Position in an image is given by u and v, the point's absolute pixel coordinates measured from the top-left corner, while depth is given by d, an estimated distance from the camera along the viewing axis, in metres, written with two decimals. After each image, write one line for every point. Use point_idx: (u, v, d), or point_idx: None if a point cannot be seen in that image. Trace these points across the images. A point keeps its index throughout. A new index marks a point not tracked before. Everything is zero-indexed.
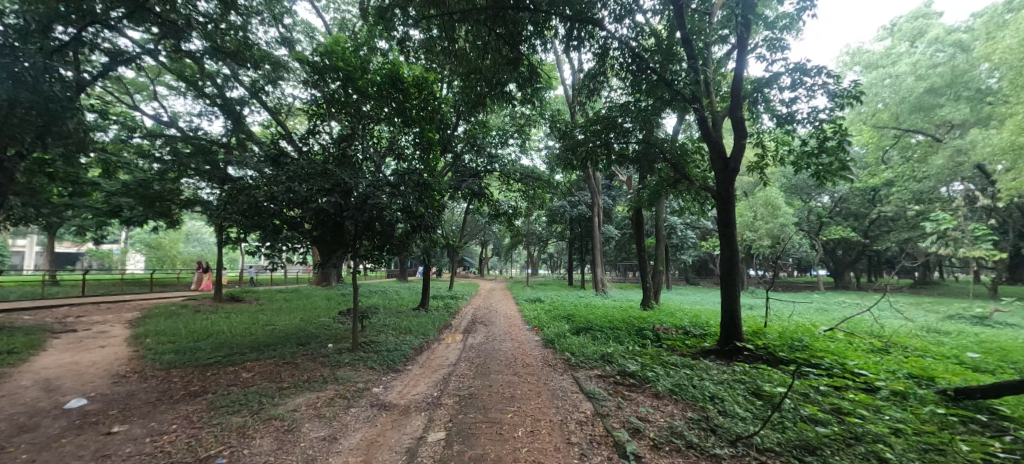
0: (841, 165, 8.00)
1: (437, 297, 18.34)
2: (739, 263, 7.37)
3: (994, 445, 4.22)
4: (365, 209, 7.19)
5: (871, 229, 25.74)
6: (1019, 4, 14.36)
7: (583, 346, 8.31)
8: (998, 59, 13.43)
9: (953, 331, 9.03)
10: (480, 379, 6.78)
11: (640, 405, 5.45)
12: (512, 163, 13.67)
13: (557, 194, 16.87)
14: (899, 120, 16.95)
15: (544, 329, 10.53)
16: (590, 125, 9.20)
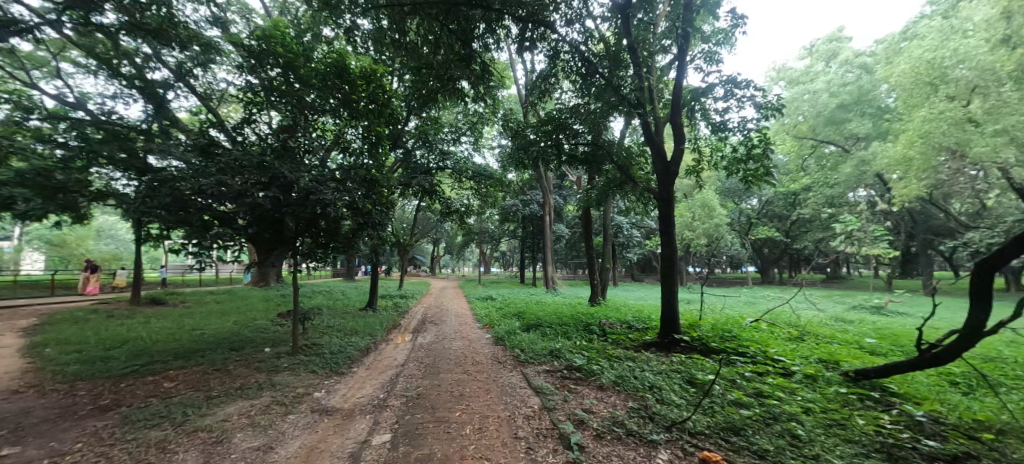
0: (766, 171, 8.73)
1: (386, 296, 18.08)
2: (677, 261, 7.88)
3: (884, 418, 4.85)
4: (307, 206, 6.99)
5: (792, 230, 28.17)
6: (913, 34, 16.40)
7: (532, 343, 8.59)
8: (895, 82, 15.22)
9: (855, 319, 10.17)
10: (429, 378, 6.84)
11: (585, 398, 5.75)
12: (464, 161, 13.75)
13: (509, 192, 17.13)
14: (816, 132, 19.54)
15: (495, 326, 10.74)
16: (541, 126, 9.45)
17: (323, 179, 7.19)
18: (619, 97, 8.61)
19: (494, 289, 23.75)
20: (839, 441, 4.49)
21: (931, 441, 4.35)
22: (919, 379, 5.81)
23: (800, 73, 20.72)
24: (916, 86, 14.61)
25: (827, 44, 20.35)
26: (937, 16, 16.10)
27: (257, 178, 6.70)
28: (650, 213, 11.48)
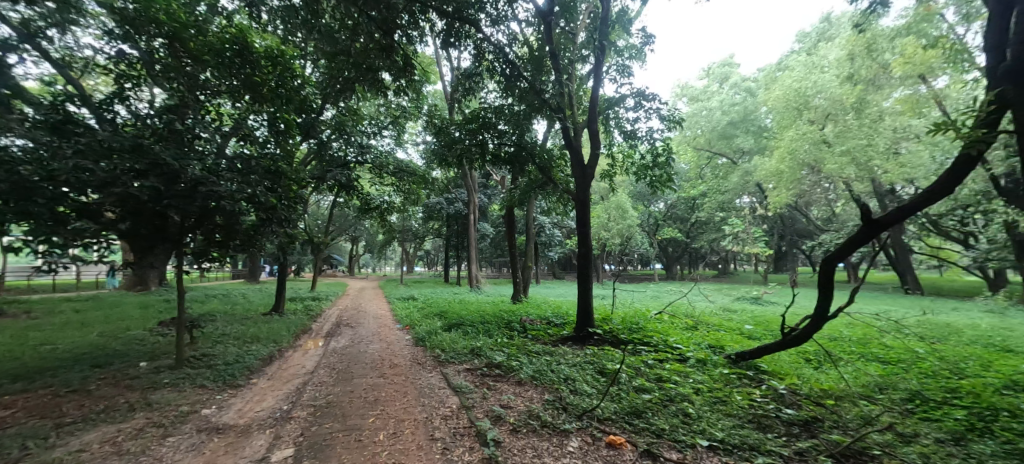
0: (668, 177, 9.67)
1: (296, 299, 17.06)
2: (591, 260, 8.46)
3: (755, 393, 5.70)
4: (195, 198, 6.16)
5: (692, 230, 31.15)
6: (786, 65, 19.00)
7: (453, 342, 8.75)
8: (771, 105, 17.64)
9: (739, 309, 11.66)
10: (343, 385, 6.74)
11: (504, 394, 6.04)
12: (384, 156, 13.46)
13: (432, 190, 17.08)
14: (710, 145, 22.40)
15: (416, 327, 10.72)
16: (466, 124, 9.61)
17: (219, 170, 6.58)
18: (540, 99, 9.01)
19: (414, 289, 23.38)
20: (722, 415, 5.19)
21: (790, 410, 5.20)
22: (784, 357, 6.89)
23: (699, 91, 23.12)
24: (787, 110, 16.99)
25: (721, 67, 22.81)
26: (805, 52, 18.84)
27: (132, 164, 5.74)
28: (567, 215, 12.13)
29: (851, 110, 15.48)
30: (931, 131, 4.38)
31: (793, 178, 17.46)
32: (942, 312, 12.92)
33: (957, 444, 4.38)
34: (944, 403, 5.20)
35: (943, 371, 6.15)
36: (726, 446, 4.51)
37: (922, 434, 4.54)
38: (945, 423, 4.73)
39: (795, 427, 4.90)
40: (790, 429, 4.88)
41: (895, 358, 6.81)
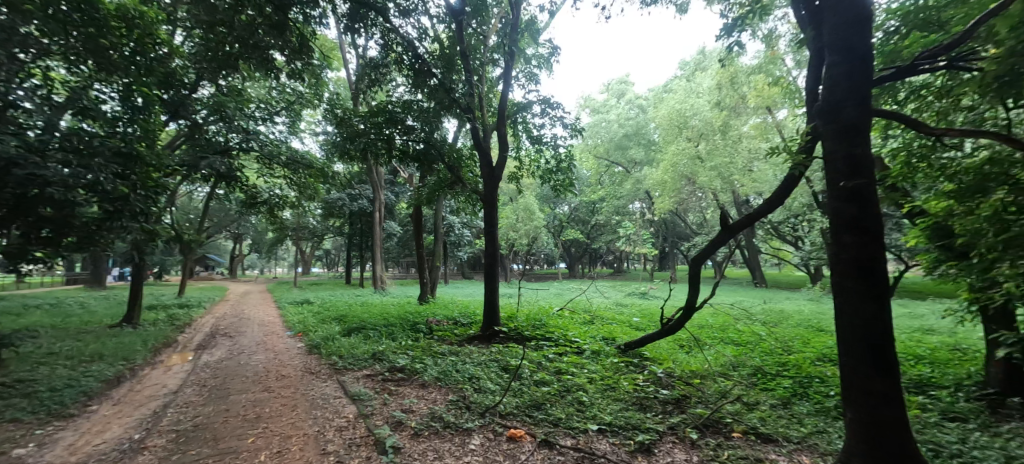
0: (570, 181, 10.37)
1: (162, 307, 14.92)
2: (498, 261, 8.78)
3: (638, 378, 6.43)
4: (8, 181, 4.89)
5: (592, 232, 33.40)
6: (671, 87, 21.41)
7: (353, 347, 8.53)
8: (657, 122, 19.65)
9: (630, 303, 12.93)
10: (215, 404, 6.14)
11: (406, 398, 6.05)
12: (274, 144, 12.47)
13: (332, 186, 16.28)
14: (609, 154, 24.46)
15: (310, 334, 10.15)
16: (371, 116, 9.42)
17: (48, 150, 5.40)
18: (449, 99, 9.07)
19: (310, 292, 21.89)
20: (610, 399, 5.82)
21: (665, 390, 5.98)
22: (663, 345, 7.87)
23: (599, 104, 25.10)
24: (669, 128, 19.08)
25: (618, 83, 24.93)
26: (685, 78, 21.34)
27: None
28: (474, 215, 12.37)
29: (719, 131, 17.93)
30: (772, 153, 5.30)
31: (674, 188, 19.65)
32: (786, 302, 15.51)
33: (784, 406, 5.45)
34: (778, 374, 6.39)
35: (778, 349, 7.52)
36: (613, 429, 5.05)
37: (761, 402, 5.56)
38: (778, 390, 5.83)
39: (669, 406, 5.65)
40: (665, 407, 5.61)
41: (745, 340, 8.14)
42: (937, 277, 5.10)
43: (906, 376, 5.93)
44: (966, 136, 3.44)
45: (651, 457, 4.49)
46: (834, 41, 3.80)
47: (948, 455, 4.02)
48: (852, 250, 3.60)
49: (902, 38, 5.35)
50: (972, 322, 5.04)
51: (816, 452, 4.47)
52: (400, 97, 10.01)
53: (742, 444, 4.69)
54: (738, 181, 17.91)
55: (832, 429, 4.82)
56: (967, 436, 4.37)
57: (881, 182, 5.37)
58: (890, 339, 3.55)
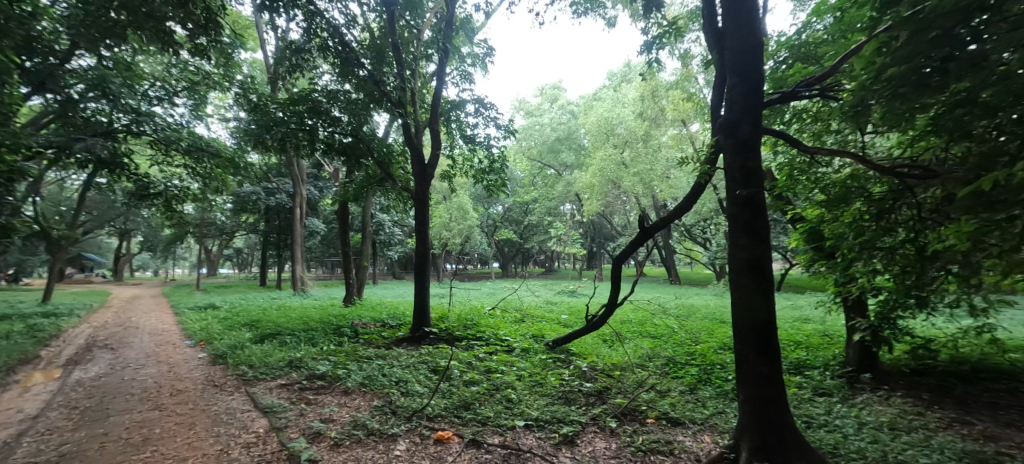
0: (502, 182, 10.58)
1: (21, 317, 12.77)
2: (429, 261, 8.75)
3: (564, 373, 6.78)
4: None
5: (525, 232, 34.03)
6: (600, 95, 22.71)
7: (265, 355, 7.91)
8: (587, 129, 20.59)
9: (559, 301, 13.46)
10: (88, 429, 5.29)
11: (325, 407, 5.78)
12: (174, 128, 11.37)
13: (247, 179, 15.18)
14: (541, 156, 25.26)
15: (214, 342, 9.22)
16: (291, 104, 8.62)
17: None
18: (378, 92, 8.77)
19: (219, 296, 20.08)
20: (537, 394, 6.10)
21: (588, 383, 6.37)
22: (588, 340, 8.33)
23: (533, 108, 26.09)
24: (597, 134, 20.06)
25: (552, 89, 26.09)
26: (612, 89, 22.83)
27: None
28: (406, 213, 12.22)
29: (641, 140, 19.13)
30: (684, 163, 5.79)
31: (602, 191, 20.61)
32: (698, 297, 16.93)
33: (691, 391, 6.04)
34: (687, 363, 7.05)
35: (688, 340, 8.26)
36: (539, 423, 5.32)
37: (672, 389, 6.11)
38: (687, 377, 6.44)
39: (591, 397, 6.02)
40: (588, 398, 5.98)
41: (660, 333, 8.84)
42: (812, 274, 5.90)
43: (788, 359, 6.84)
44: (834, 153, 4.24)
45: (573, 447, 4.80)
46: (737, 65, 4.30)
47: (816, 424, 4.88)
48: (746, 251, 4.12)
49: (789, 68, 6.11)
50: (838, 312, 5.88)
51: (715, 431, 5.05)
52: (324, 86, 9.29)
53: (654, 428, 5.15)
54: (657, 187, 19.06)
55: (729, 409, 5.45)
56: (834, 410, 5.17)
57: (772, 191, 6.06)
58: (775, 328, 4.11)
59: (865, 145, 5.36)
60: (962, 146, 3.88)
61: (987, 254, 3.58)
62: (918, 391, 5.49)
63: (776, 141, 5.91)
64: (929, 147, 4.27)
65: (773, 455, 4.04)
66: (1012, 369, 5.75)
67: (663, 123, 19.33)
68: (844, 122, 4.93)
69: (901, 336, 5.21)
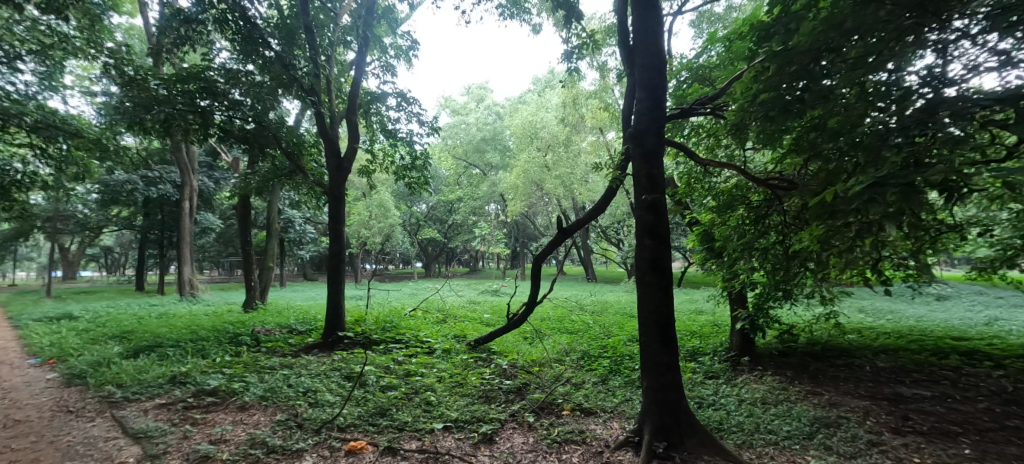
0: (425, 180, 10.40)
1: None
2: (344, 263, 8.32)
3: (485, 371, 6.87)
4: None
5: (449, 231, 33.66)
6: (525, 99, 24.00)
7: (141, 371, 6.66)
8: (513, 130, 21.28)
9: (481, 301, 13.61)
10: None
11: (215, 426, 5.19)
12: (13, 101, 9.50)
13: (119, 166, 13.16)
14: (466, 156, 25.79)
15: (73, 358, 7.66)
16: (178, 82, 7.52)
17: None
18: (287, 76, 7.98)
19: (80, 304, 17.04)
20: (456, 395, 6.13)
21: (508, 380, 6.54)
22: (509, 338, 8.58)
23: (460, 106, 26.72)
24: (523, 136, 20.84)
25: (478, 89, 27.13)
26: (537, 93, 23.86)
27: None
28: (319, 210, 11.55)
29: (563, 144, 20.29)
30: (601, 169, 6.21)
31: (525, 192, 21.20)
32: (610, 294, 18.20)
33: (603, 382, 6.50)
34: (600, 356, 7.55)
35: (600, 334, 8.85)
36: (458, 424, 5.38)
37: (585, 381, 6.52)
38: (599, 369, 6.91)
39: (510, 394, 6.20)
40: (507, 395, 6.17)
41: (576, 328, 9.36)
42: (704, 271, 6.65)
43: (685, 347, 7.66)
44: (721, 167, 5.24)
45: (492, 445, 4.95)
46: (643, 81, 4.77)
47: (706, 404, 5.55)
48: (650, 251, 4.57)
49: (688, 87, 6.84)
50: (725, 305, 6.67)
51: (624, 417, 5.50)
52: (219, 65, 8.22)
53: (569, 419, 5.47)
54: (577, 191, 20.30)
55: (635, 396, 5.94)
56: (720, 390, 5.91)
57: (674, 196, 6.71)
58: (673, 322, 4.60)
59: (747, 159, 6.18)
60: (817, 163, 4.67)
61: (833, 253, 4.37)
62: (783, 368, 6.49)
63: (677, 152, 6.58)
64: (792, 161, 5.06)
65: (671, 434, 4.51)
66: (852, 348, 7.01)
67: (583, 130, 20.57)
68: (731, 137, 5.65)
69: (774, 323, 6.05)
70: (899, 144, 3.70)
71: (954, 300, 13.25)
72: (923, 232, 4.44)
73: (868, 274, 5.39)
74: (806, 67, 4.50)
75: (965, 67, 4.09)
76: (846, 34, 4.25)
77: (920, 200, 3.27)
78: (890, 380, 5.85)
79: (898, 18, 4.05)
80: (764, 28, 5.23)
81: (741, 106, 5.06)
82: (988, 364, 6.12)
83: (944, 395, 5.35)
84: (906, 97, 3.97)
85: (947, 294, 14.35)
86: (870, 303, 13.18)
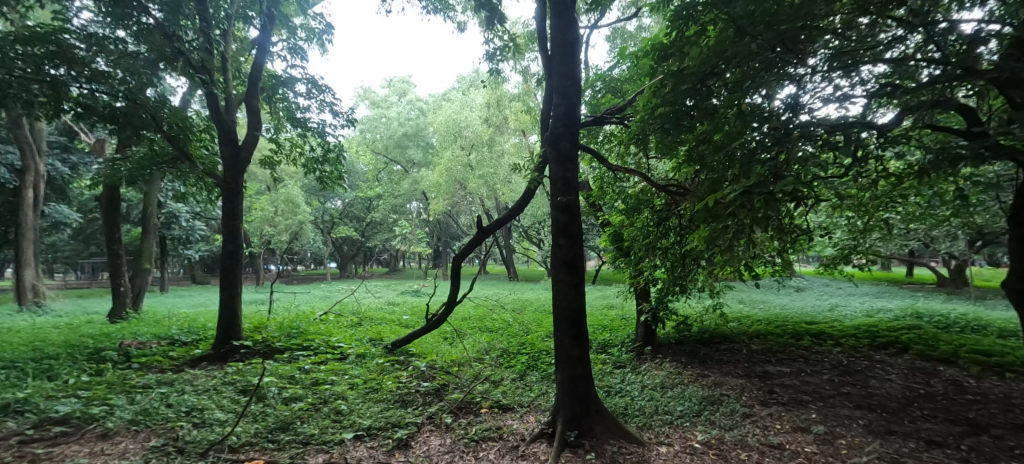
0: (338, 174, 9.72)
1: None
2: (240, 263, 7.46)
3: (402, 375, 6.66)
4: None
5: (367, 230, 32.07)
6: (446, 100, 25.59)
7: None
8: (435, 128, 21.93)
9: (398, 303, 13.20)
10: None
11: (67, 461, 4.25)
12: None
13: None
14: (388, 151, 27.14)
15: None
16: (16, 41, 6.13)
17: None
18: (171, 47, 6.88)
19: None
20: (371, 402, 5.83)
21: (426, 383, 6.40)
22: (428, 339, 8.46)
23: (381, 99, 27.83)
24: (446, 134, 21.58)
25: (400, 83, 28.46)
26: (461, 92, 25.28)
27: None
28: (209, 204, 10.26)
29: (486, 144, 21.18)
30: (522, 170, 6.42)
31: (447, 191, 22.30)
32: (530, 291, 18.86)
33: (520, 378, 6.69)
34: (518, 352, 7.77)
35: (519, 331, 9.13)
36: (371, 431, 5.13)
37: (504, 378, 6.65)
38: (517, 365, 7.11)
39: (428, 396, 6.09)
40: (425, 398, 6.04)
41: (496, 326, 9.54)
42: (614, 269, 7.19)
43: (596, 341, 8.21)
44: (628, 172, 5.75)
45: (408, 450, 4.81)
46: (559, 87, 4.99)
47: (613, 392, 6.00)
48: (565, 250, 4.82)
49: (602, 97, 7.37)
50: (631, 300, 7.28)
51: (540, 409, 5.71)
52: (77, 27, 6.87)
53: (487, 417, 5.53)
54: (500, 191, 21.33)
55: (550, 390, 6.19)
56: (626, 378, 6.43)
57: (587, 198, 7.16)
58: (584, 316, 4.90)
59: (652, 166, 6.83)
60: (706, 173, 5.31)
61: (719, 252, 5.01)
62: (678, 355, 7.28)
63: (591, 157, 7.07)
64: (687, 169, 5.71)
65: (581, 423, 4.78)
66: (733, 334, 8.10)
67: (506, 131, 21.34)
68: (636, 145, 6.21)
69: (672, 314, 6.75)
70: (768, 159, 4.37)
71: (806, 291, 16.04)
72: (789, 233, 5.30)
73: (744, 270, 6.27)
74: (696, 87, 5.12)
75: (818, 97, 4.79)
76: (727, 62, 4.92)
77: (783, 207, 3.91)
78: (760, 360, 6.88)
79: (766, 51, 4.77)
80: (664, 49, 5.82)
81: (643, 118, 5.59)
82: (831, 343, 7.49)
83: (799, 370, 6.44)
84: (774, 117, 4.70)
85: (802, 286, 17.32)
86: (746, 295, 15.29)
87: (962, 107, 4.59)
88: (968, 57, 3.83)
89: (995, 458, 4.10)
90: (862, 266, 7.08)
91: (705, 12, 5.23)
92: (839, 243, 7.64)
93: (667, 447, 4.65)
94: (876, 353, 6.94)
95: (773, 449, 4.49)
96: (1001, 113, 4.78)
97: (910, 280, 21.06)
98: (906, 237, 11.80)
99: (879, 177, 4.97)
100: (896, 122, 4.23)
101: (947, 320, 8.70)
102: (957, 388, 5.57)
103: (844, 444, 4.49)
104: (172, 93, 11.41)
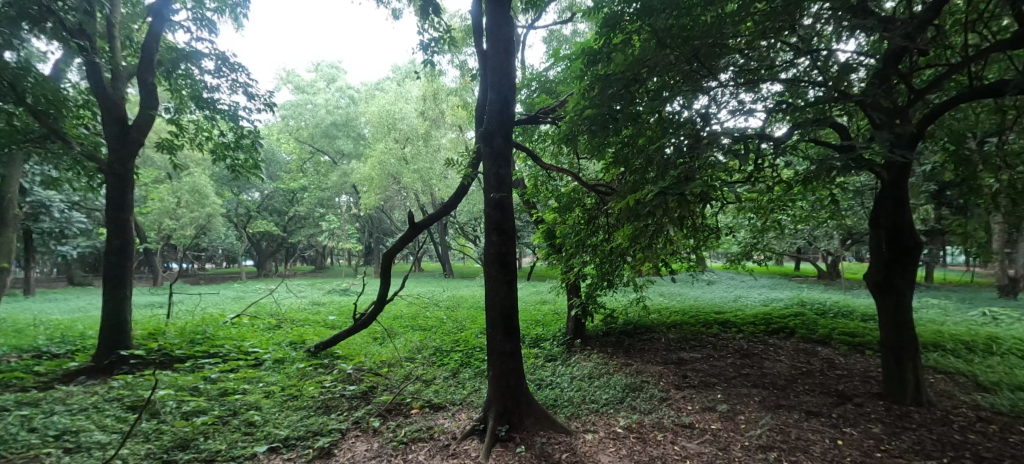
0: (253, 163, 8.83)
1: None
2: (128, 260, 6.50)
3: (326, 379, 6.27)
4: None
5: (288, 225, 29.94)
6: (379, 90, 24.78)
7: None
8: (368, 118, 21.24)
9: (323, 304, 12.45)
10: None
11: None
12: None
13: None
14: (313, 140, 25.59)
15: None
16: None
17: None
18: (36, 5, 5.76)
19: None
20: (289, 411, 5.37)
21: (352, 386, 6.08)
22: (357, 340, 8.10)
23: (308, 84, 26.30)
24: (380, 126, 20.96)
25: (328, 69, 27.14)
26: (396, 83, 24.75)
27: None
28: (89, 193, 8.83)
29: (422, 138, 20.90)
30: (456, 164, 6.33)
31: (380, 185, 21.36)
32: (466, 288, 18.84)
33: (453, 375, 6.64)
34: (451, 350, 7.71)
35: (453, 328, 9.07)
36: (289, 442, 4.74)
37: (436, 377, 6.55)
38: (451, 364, 7.05)
39: (355, 400, 5.80)
40: (351, 402, 5.73)
41: (430, 325, 9.39)
42: (547, 265, 7.43)
43: (529, 335, 8.43)
44: (561, 171, 5.85)
45: (330, 458, 4.54)
46: (493, 82, 4.98)
47: (544, 385, 6.17)
48: (497, 246, 4.83)
49: (536, 96, 7.50)
50: (563, 295, 7.55)
51: (473, 406, 5.67)
52: None
53: (417, 418, 5.37)
54: (435, 186, 21.34)
55: (482, 386, 6.19)
56: (557, 371, 6.67)
57: (522, 195, 7.29)
58: (515, 311, 4.93)
59: (583, 167, 7.13)
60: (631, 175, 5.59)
61: (644, 247, 5.32)
62: (606, 346, 7.72)
63: (527, 155, 7.23)
64: (615, 170, 6.01)
65: (512, 417, 4.83)
66: (652, 325, 8.76)
67: (443, 125, 21.09)
68: (567, 146, 6.38)
69: (600, 308, 7.07)
70: (685, 164, 4.70)
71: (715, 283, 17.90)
72: (704, 231, 5.82)
73: (663, 266, 6.76)
74: (620, 92, 5.35)
75: (726, 109, 5.20)
76: (648, 71, 5.21)
77: (698, 206, 4.24)
78: (677, 348, 7.51)
79: (682, 65, 5.14)
80: (593, 53, 6.03)
81: (572, 120, 5.75)
82: (734, 330, 8.40)
83: (708, 355, 7.13)
84: (689, 126, 5.05)
85: (714, 279, 19.37)
86: (666, 289, 16.66)
87: (837, 125, 5.30)
88: (842, 81, 4.42)
89: (857, 423, 4.86)
90: (760, 262, 7.98)
91: (631, 22, 5.52)
92: (744, 241, 8.59)
93: (593, 434, 4.88)
94: (770, 337, 7.90)
95: (685, 428, 4.93)
96: (866, 131, 5.62)
97: (798, 272, 24.48)
98: (793, 236, 13.58)
99: (776, 183, 5.59)
100: (787, 135, 4.61)
101: (824, 307, 10.19)
102: (830, 365, 6.53)
103: (742, 420, 5.04)
104: (40, 59, 9.71)
